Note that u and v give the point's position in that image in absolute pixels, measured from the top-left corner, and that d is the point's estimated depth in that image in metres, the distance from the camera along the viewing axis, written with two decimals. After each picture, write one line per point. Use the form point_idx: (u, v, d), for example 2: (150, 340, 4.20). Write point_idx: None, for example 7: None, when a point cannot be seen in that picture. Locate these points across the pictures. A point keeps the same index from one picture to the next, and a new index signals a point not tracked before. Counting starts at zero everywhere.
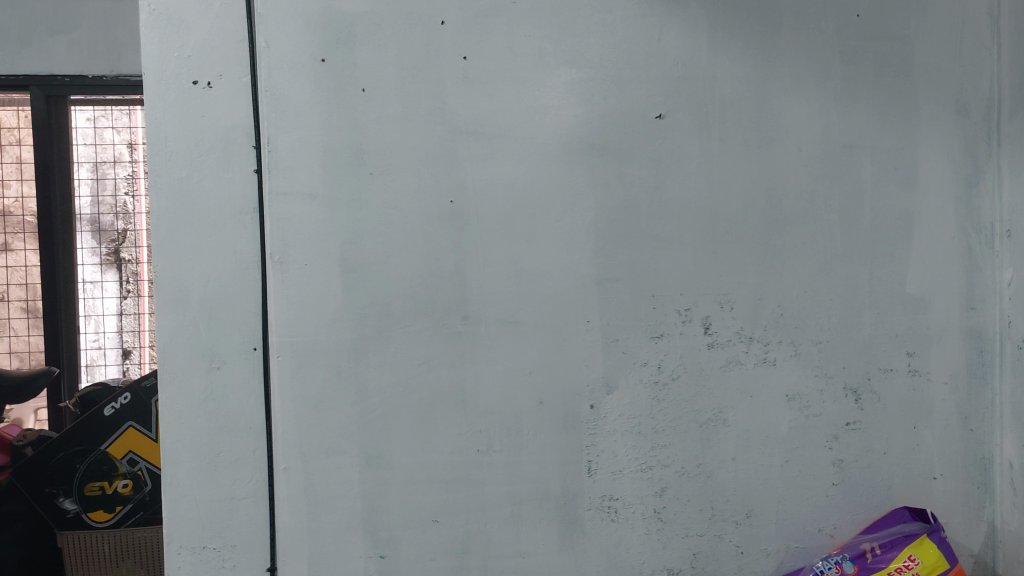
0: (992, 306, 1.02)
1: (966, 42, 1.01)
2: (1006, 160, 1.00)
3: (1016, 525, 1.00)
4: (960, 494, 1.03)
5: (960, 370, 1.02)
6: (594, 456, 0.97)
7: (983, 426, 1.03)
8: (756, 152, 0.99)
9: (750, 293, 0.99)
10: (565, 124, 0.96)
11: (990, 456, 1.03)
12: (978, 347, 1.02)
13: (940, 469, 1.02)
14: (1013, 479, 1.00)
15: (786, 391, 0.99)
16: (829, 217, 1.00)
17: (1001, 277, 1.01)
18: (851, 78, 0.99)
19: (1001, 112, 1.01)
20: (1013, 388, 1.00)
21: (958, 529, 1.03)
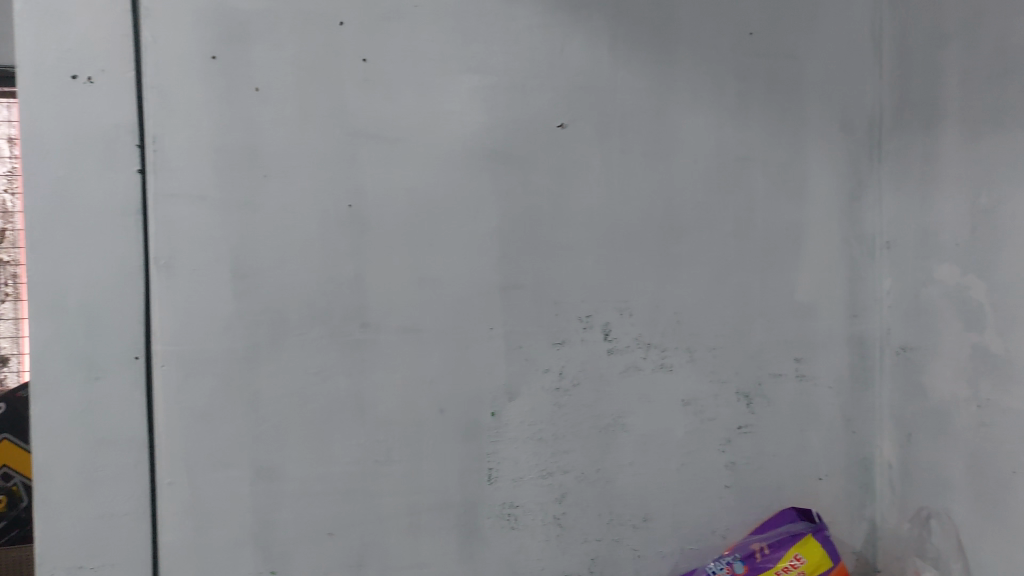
0: (873, 313, 1.08)
1: (851, 62, 1.06)
2: (886, 175, 1.06)
3: (893, 521, 1.06)
4: (843, 493, 1.08)
5: (844, 374, 1.07)
6: (494, 463, 0.96)
7: (864, 428, 1.08)
8: (655, 164, 1.01)
9: (649, 300, 1.01)
10: (468, 131, 0.95)
11: (871, 457, 1.09)
12: (860, 353, 1.07)
13: (826, 470, 1.07)
14: (891, 478, 1.06)
15: (682, 396, 1.02)
16: (723, 228, 1.03)
17: (882, 286, 1.07)
18: (745, 93, 1.03)
19: (882, 129, 1.06)
20: (891, 392, 1.06)
21: (842, 528, 1.08)
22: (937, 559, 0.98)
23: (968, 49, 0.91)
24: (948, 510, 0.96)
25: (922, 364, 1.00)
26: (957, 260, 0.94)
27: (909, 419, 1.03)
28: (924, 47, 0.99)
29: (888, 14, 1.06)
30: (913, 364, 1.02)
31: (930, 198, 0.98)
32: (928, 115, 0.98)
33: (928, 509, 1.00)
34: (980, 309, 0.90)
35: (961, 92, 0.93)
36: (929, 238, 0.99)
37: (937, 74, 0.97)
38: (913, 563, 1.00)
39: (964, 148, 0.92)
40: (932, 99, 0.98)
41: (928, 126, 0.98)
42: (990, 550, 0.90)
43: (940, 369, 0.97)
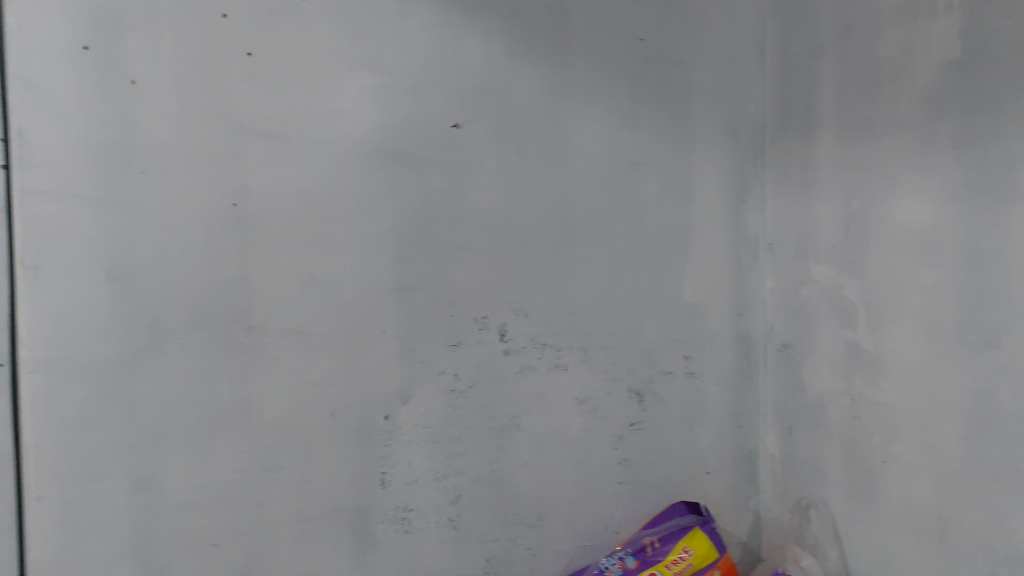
0: (757, 313, 1.16)
1: (737, 71, 1.13)
2: (770, 178, 1.14)
3: (776, 512, 1.15)
4: (730, 486, 1.15)
5: (730, 371, 1.14)
6: (388, 467, 0.95)
7: (749, 423, 1.16)
8: (550, 165, 1.02)
9: (544, 301, 1.02)
10: (360, 130, 0.94)
11: (755, 451, 1.17)
12: (746, 351, 1.15)
13: (713, 464, 1.13)
14: (775, 471, 1.16)
15: (577, 395, 1.04)
16: (616, 229, 1.05)
17: (765, 286, 1.16)
18: (638, 98, 1.06)
19: (765, 135, 1.14)
20: (774, 388, 1.15)
21: (728, 519, 1.15)
22: (815, 545, 1.08)
23: (841, 61, 1.01)
24: (823, 500, 1.07)
25: (801, 361, 1.10)
26: (830, 262, 1.04)
27: (789, 413, 1.12)
28: (801, 59, 1.08)
29: (771, 23, 1.13)
30: (792, 361, 1.11)
31: (807, 203, 1.08)
32: (806, 122, 1.07)
33: (806, 499, 1.10)
34: (850, 307, 1.01)
35: (835, 100, 1.02)
36: (807, 242, 1.08)
37: (813, 85, 1.06)
38: (792, 551, 1.08)
39: (838, 158, 1.02)
40: (808, 107, 1.07)
41: (806, 133, 1.08)
42: (861, 533, 1.01)
43: (817, 365, 1.07)
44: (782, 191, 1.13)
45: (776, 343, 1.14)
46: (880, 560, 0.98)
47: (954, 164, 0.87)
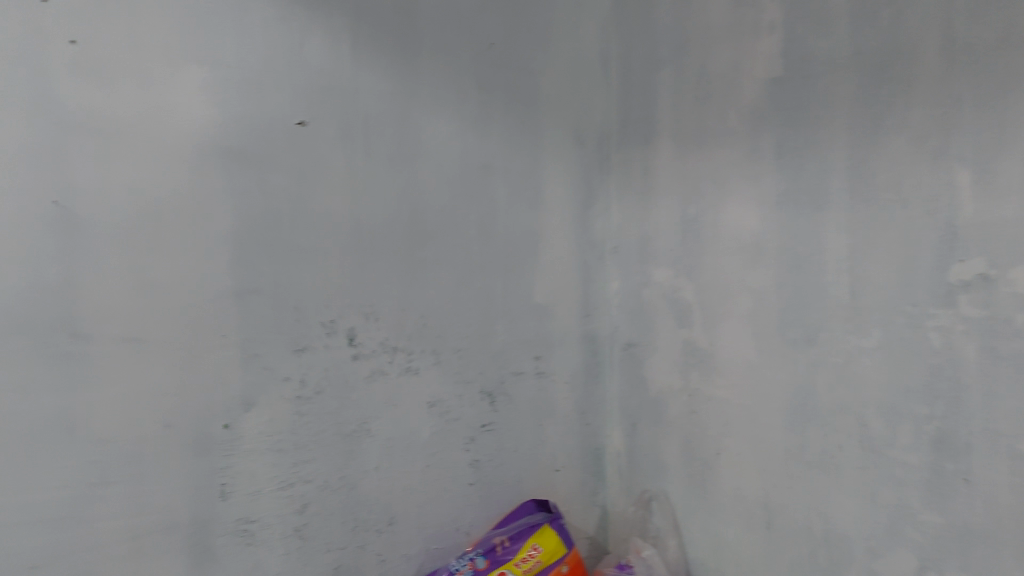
0: (604, 314, 1.25)
1: (581, 86, 1.21)
2: (614, 184, 1.24)
3: (621, 505, 1.25)
4: (577, 481, 1.23)
5: (577, 370, 1.22)
6: (229, 478, 0.91)
7: (595, 420, 1.25)
8: (400, 167, 1.02)
9: (395, 305, 1.02)
10: (197, 127, 0.88)
11: (602, 447, 1.26)
12: (593, 351, 1.24)
13: (562, 462, 1.20)
14: (619, 466, 1.25)
15: (429, 398, 1.05)
16: (467, 233, 1.08)
17: (610, 288, 1.25)
18: (486, 103, 1.10)
19: (609, 144, 1.25)
20: (618, 386, 1.25)
21: (577, 514, 1.23)
22: (655, 536, 1.18)
23: (677, 74, 1.12)
24: (663, 492, 1.17)
25: (642, 358, 1.19)
26: (669, 265, 1.14)
27: (632, 410, 1.22)
28: (641, 71, 1.18)
29: (614, 41, 1.24)
30: (636, 359, 1.21)
31: (649, 208, 1.17)
32: (645, 131, 1.18)
33: (648, 492, 1.19)
34: (688, 307, 1.11)
35: (672, 113, 1.13)
36: (647, 246, 1.18)
37: (655, 97, 1.16)
38: (634, 542, 1.17)
39: (676, 168, 1.12)
40: (648, 118, 1.17)
41: (645, 141, 1.18)
42: (699, 521, 1.11)
43: (656, 362, 1.17)
44: (623, 196, 1.23)
45: (620, 343, 1.24)
46: (713, 545, 1.09)
47: (777, 175, 0.98)
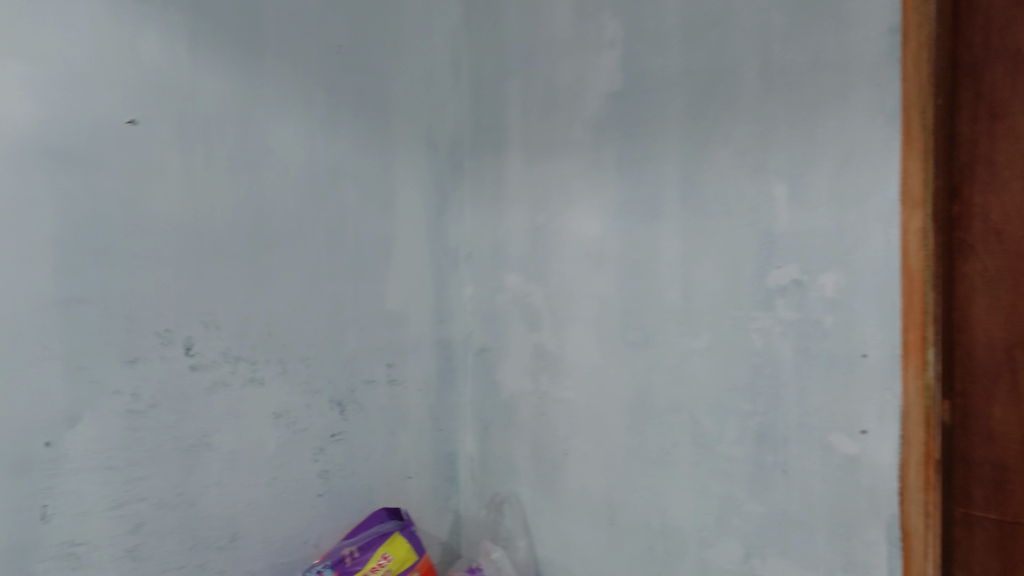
0: (457, 319, 1.29)
1: (433, 92, 1.25)
2: (467, 191, 1.29)
3: (473, 509, 1.29)
4: (430, 487, 1.25)
5: (430, 375, 1.25)
6: (50, 499, 0.80)
7: (449, 425, 1.28)
8: (242, 169, 0.98)
9: (237, 313, 0.98)
10: (18, 125, 0.77)
11: (455, 451, 1.30)
12: (447, 356, 1.28)
13: (414, 469, 1.22)
14: (472, 470, 1.29)
15: (274, 409, 1.02)
16: (316, 239, 1.06)
17: (464, 293, 1.29)
18: (334, 106, 1.09)
19: (463, 152, 1.29)
20: (471, 390, 1.30)
21: (429, 521, 1.24)
22: (507, 538, 1.22)
23: (525, 87, 1.18)
24: (513, 494, 1.22)
25: (494, 362, 1.25)
26: (521, 271, 1.19)
27: (485, 414, 1.27)
28: (491, 80, 1.24)
29: (465, 49, 1.29)
30: (488, 363, 1.26)
31: (500, 215, 1.23)
32: (496, 140, 1.23)
33: (499, 494, 1.25)
34: (537, 311, 1.17)
35: (521, 123, 1.19)
36: (500, 253, 1.23)
37: (505, 109, 1.22)
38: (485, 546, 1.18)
39: (525, 177, 1.18)
40: (499, 125, 1.23)
41: (496, 150, 1.23)
42: (548, 519, 1.17)
43: (507, 366, 1.22)
44: (476, 203, 1.27)
45: (473, 348, 1.29)
46: (561, 543, 1.15)
47: (618, 184, 1.06)
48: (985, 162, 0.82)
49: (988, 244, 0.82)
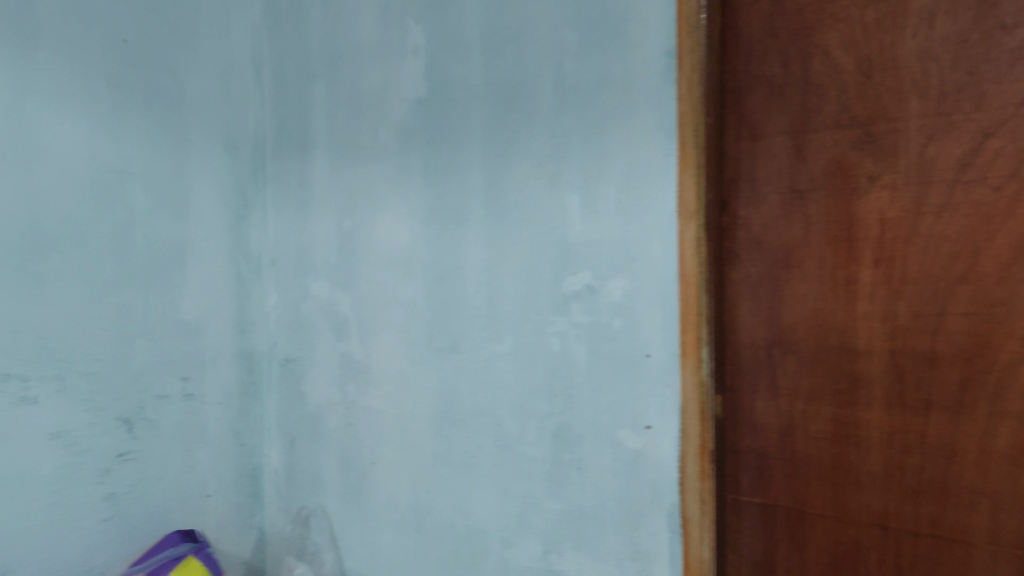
0: (260, 329, 1.26)
1: (233, 93, 1.21)
2: (270, 196, 1.26)
3: (278, 525, 1.26)
4: (231, 505, 1.20)
5: (231, 388, 1.20)
6: None
7: (251, 440, 1.24)
8: (13, 167, 0.88)
9: (6, 325, 0.88)
10: None
11: (259, 467, 1.26)
12: (250, 367, 1.24)
13: (214, 487, 1.17)
14: (277, 485, 1.26)
15: (51, 429, 0.93)
16: (100, 244, 0.99)
17: (267, 302, 1.26)
18: (119, 103, 1.02)
19: (265, 154, 1.26)
20: (276, 402, 1.26)
21: (231, 540, 1.20)
22: (313, 552, 1.21)
23: (330, 91, 1.17)
24: (320, 507, 1.20)
25: (300, 373, 1.23)
26: (327, 278, 1.18)
27: (292, 427, 1.24)
28: (296, 82, 1.22)
29: (267, 49, 1.26)
30: (293, 374, 1.23)
31: (305, 222, 1.21)
32: (301, 143, 1.21)
33: (306, 508, 1.22)
34: (345, 319, 1.16)
35: (327, 128, 1.18)
36: (304, 261, 1.22)
37: (309, 113, 1.20)
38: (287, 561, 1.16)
39: (331, 181, 1.17)
40: (303, 130, 1.21)
41: (301, 154, 1.21)
42: (356, 529, 1.16)
43: (314, 376, 1.20)
44: (279, 209, 1.25)
45: (278, 359, 1.26)
46: (368, 553, 1.15)
47: (424, 192, 1.07)
48: (746, 180, 0.94)
49: (750, 253, 0.94)
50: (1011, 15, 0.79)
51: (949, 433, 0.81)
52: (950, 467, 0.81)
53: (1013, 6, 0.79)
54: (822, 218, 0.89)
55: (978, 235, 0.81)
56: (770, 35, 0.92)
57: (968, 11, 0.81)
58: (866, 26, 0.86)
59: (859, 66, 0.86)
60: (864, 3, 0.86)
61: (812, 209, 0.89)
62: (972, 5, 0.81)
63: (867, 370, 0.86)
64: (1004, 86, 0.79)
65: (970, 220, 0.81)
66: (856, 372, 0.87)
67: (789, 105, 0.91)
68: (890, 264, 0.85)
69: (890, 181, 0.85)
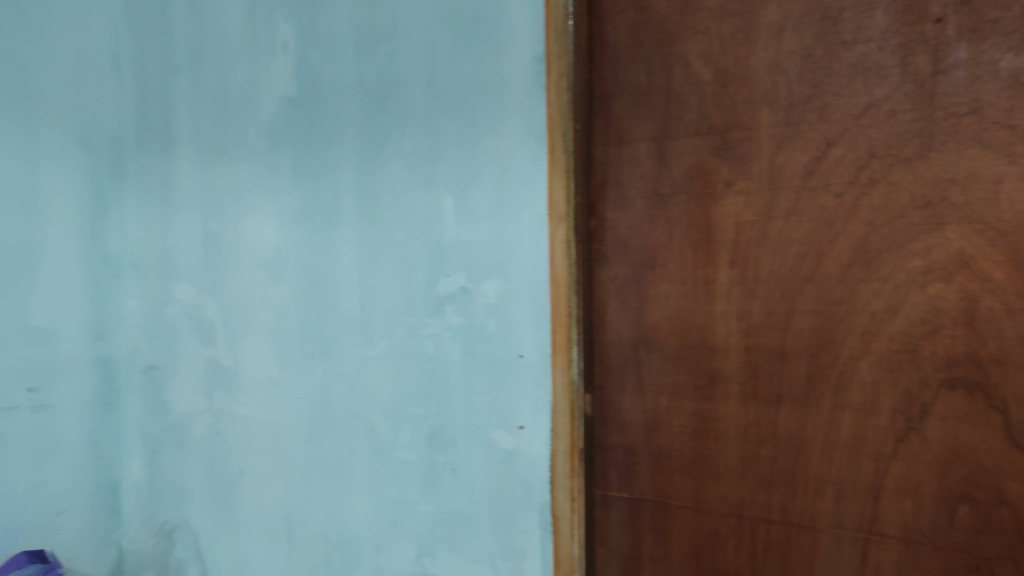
0: (120, 335, 1.19)
1: (88, 86, 1.16)
2: (128, 195, 1.19)
3: (139, 542, 1.19)
4: (87, 520, 1.15)
5: (87, 399, 1.15)
6: None
7: (111, 453, 1.18)
8: None
9: None
10: None
11: (120, 482, 1.19)
12: (108, 377, 1.18)
13: (67, 504, 1.11)
14: (137, 500, 1.20)
15: None
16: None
17: (126, 307, 1.19)
18: None
19: (123, 152, 1.20)
20: (137, 413, 1.20)
21: (88, 558, 1.14)
22: (179, 566, 1.17)
23: (195, 87, 1.13)
24: (185, 520, 1.16)
25: (163, 381, 1.17)
26: (192, 281, 1.14)
27: (155, 437, 1.18)
28: (157, 77, 1.17)
29: (128, 40, 1.19)
30: (156, 382, 1.18)
31: (168, 222, 1.16)
32: (164, 140, 1.16)
33: (170, 522, 1.17)
34: (212, 324, 1.12)
35: (192, 125, 1.14)
36: (167, 263, 1.17)
37: (173, 109, 1.16)
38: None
39: (197, 179, 1.13)
40: (166, 127, 1.16)
41: (162, 152, 1.16)
42: (226, 541, 1.12)
43: (180, 384, 1.16)
44: (138, 209, 1.19)
45: (139, 367, 1.19)
46: (236, 564, 1.11)
47: (293, 192, 1.05)
48: (614, 184, 0.97)
49: (618, 255, 0.97)
50: (850, 32, 0.85)
51: (797, 424, 0.87)
52: (799, 457, 0.87)
53: (852, 24, 0.85)
54: (683, 222, 0.93)
55: (822, 239, 0.86)
56: (634, 44, 0.95)
57: (813, 28, 0.87)
58: (723, 38, 0.91)
59: (716, 76, 0.91)
60: (721, 16, 0.90)
61: (674, 213, 0.94)
62: (816, 22, 0.86)
63: (724, 366, 0.91)
64: (844, 98, 0.85)
65: (815, 224, 0.87)
66: (714, 368, 0.91)
67: (652, 111, 0.95)
68: (745, 265, 0.90)
69: (744, 186, 0.90)
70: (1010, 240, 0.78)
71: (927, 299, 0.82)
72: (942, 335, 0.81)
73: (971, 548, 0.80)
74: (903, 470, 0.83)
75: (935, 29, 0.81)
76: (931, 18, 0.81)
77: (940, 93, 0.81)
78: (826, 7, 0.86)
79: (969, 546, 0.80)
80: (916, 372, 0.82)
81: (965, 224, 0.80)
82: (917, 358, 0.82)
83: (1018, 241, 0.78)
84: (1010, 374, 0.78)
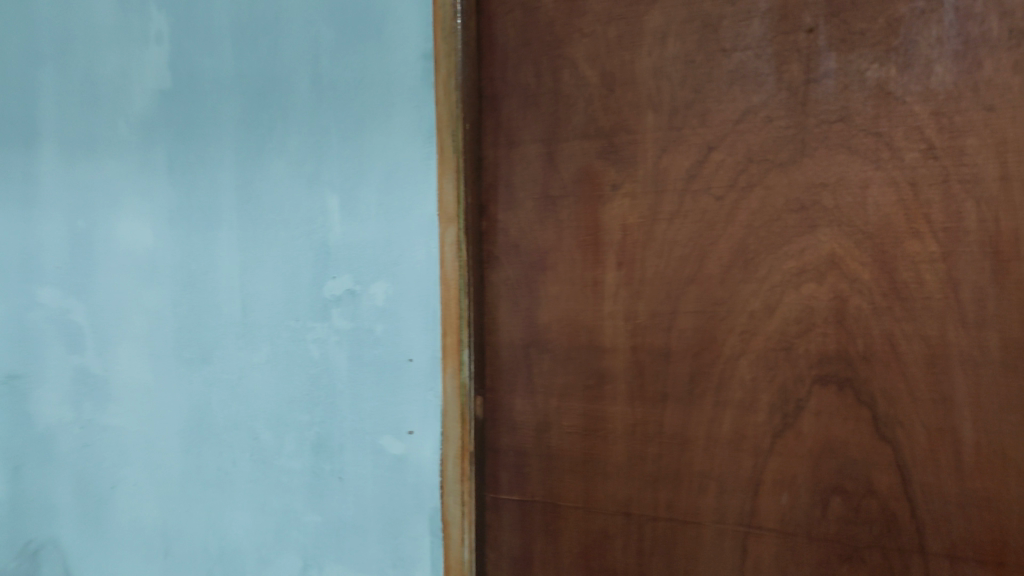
0: None
1: None
2: None
3: None
4: None
5: None
6: None
7: None
8: None
9: None
10: None
11: None
12: None
13: None
14: None
15: None
16: None
17: None
18: None
19: None
20: None
21: None
22: None
23: (61, 76, 1.07)
24: (51, 539, 1.08)
25: (25, 391, 1.10)
26: (57, 284, 1.07)
27: (16, 452, 1.11)
28: (19, 63, 1.09)
29: None
30: (17, 393, 1.10)
31: (30, 221, 1.08)
32: (26, 131, 1.09)
33: (34, 542, 1.09)
34: (78, 330, 1.06)
35: (58, 116, 1.07)
36: (29, 265, 1.09)
37: (36, 99, 1.08)
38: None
39: (63, 175, 1.06)
40: (29, 117, 1.09)
41: (25, 143, 1.09)
42: (96, 560, 1.06)
43: (43, 394, 1.08)
44: None
45: None
46: None
47: (169, 191, 1.00)
48: (504, 185, 0.97)
49: (509, 256, 0.97)
50: (729, 40, 0.87)
51: (681, 422, 0.89)
52: (683, 454, 0.89)
53: (730, 32, 0.87)
54: (572, 224, 0.94)
55: (704, 240, 0.88)
56: (523, 44, 0.95)
57: (694, 34, 0.89)
58: (609, 42, 0.92)
59: (602, 79, 0.92)
60: (607, 20, 0.92)
61: (563, 214, 0.94)
62: (697, 28, 0.88)
63: (612, 366, 0.92)
64: (724, 104, 0.88)
65: (697, 226, 0.89)
66: (602, 368, 0.92)
67: (542, 113, 0.95)
68: (631, 266, 0.91)
69: (630, 189, 0.91)
70: (876, 242, 0.81)
71: (801, 298, 0.85)
72: (815, 333, 0.84)
73: (843, 538, 0.83)
74: (780, 464, 0.85)
75: (808, 39, 0.84)
76: (804, 28, 0.84)
77: (812, 100, 0.84)
78: (707, 14, 0.88)
79: (841, 536, 0.83)
80: (792, 369, 0.85)
81: (835, 227, 0.83)
82: (792, 355, 0.85)
83: (882, 243, 0.81)
84: (876, 370, 0.82)
